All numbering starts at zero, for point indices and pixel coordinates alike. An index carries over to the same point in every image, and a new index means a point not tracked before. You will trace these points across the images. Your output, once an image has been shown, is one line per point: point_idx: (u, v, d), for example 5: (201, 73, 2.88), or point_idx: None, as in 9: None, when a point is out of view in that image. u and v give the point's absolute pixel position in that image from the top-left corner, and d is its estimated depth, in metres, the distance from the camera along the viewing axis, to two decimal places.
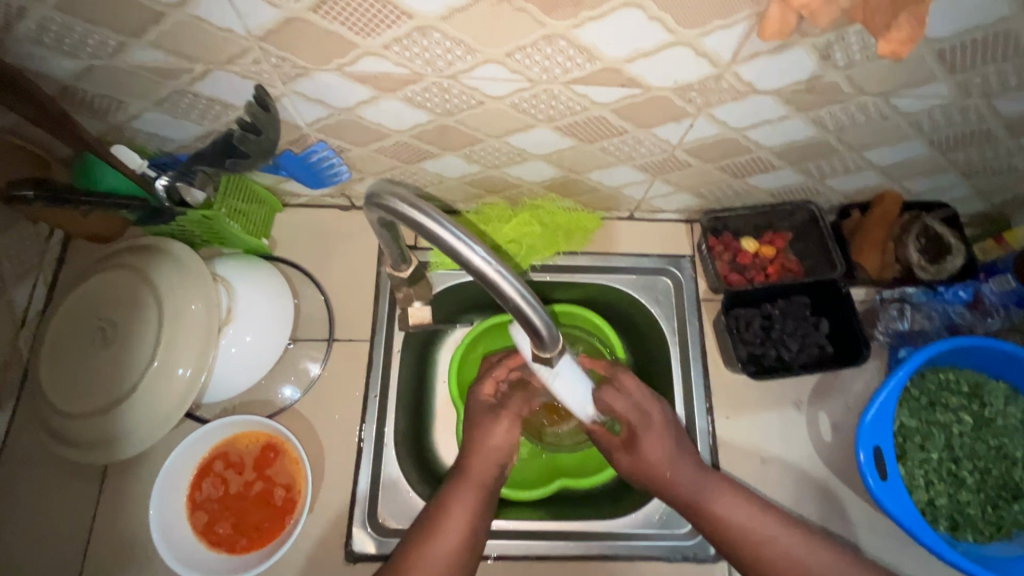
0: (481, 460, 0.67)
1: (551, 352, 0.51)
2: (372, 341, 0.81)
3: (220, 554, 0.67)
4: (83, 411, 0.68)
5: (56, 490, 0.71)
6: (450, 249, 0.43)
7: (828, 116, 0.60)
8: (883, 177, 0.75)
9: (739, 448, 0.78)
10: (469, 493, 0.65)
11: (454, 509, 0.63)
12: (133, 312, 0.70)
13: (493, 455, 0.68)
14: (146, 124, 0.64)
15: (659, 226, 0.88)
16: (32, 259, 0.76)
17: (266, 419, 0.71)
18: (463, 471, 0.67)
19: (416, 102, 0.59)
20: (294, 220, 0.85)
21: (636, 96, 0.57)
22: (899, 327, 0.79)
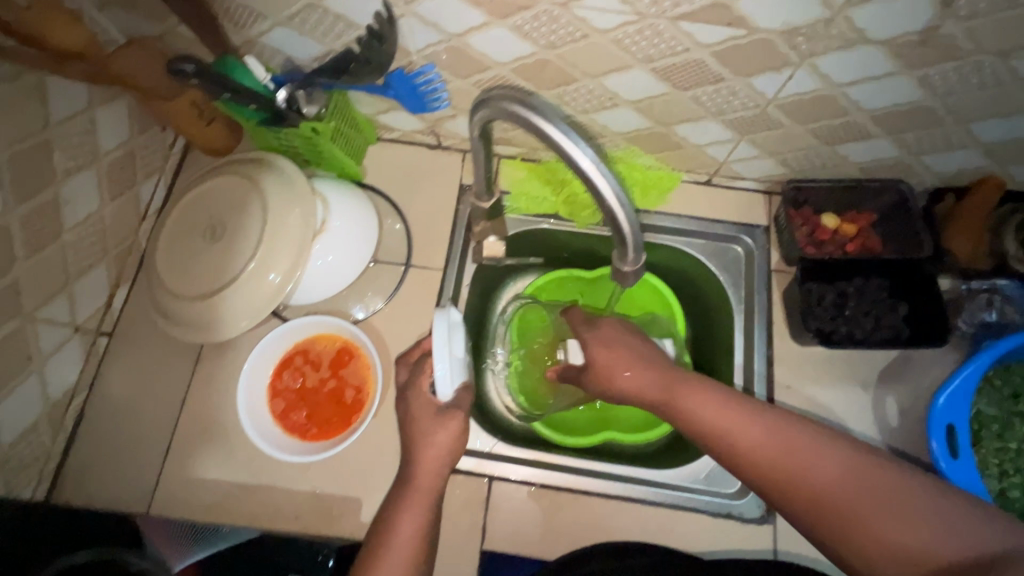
0: (422, 468, 0.65)
1: (633, 266, 0.53)
2: (444, 272, 0.85)
3: (293, 438, 0.73)
4: (189, 294, 0.76)
5: (155, 364, 0.79)
6: (554, 143, 0.46)
7: (938, 76, 0.59)
8: (986, 157, 0.72)
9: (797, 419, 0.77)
10: (418, 499, 0.63)
11: (404, 512, 0.62)
12: (241, 212, 0.77)
13: (438, 458, 0.66)
14: (274, 39, 0.71)
15: (737, 195, 0.87)
16: (156, 161, 0.85)
17: (346, 323, 0.76)
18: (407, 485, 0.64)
19: (524, 31, 0.62)
20: (384, 153, 0.91)
21: (740, 38, 0.58)
22: (985, 318, 0.76)
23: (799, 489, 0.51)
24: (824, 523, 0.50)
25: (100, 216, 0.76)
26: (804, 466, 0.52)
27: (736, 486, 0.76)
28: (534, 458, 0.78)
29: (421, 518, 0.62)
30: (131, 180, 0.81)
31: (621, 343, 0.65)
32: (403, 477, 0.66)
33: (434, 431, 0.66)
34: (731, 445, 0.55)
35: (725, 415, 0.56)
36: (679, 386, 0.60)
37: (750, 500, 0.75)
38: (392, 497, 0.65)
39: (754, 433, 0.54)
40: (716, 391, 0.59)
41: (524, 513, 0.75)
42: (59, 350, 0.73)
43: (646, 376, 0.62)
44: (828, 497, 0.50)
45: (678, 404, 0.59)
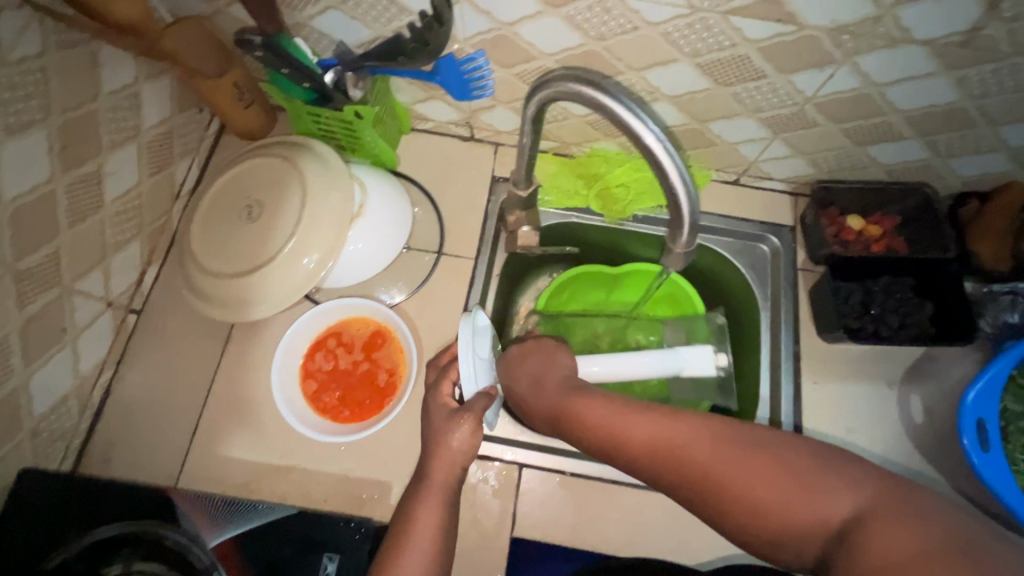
0: (436, 470, 0.62)
1: (686, 248, 0.54)
2: (475, 261, 0.86)
3: (325, 419, 0.73)
4: (224, 273, 0.76)
5: (185, 343, 0.78)
6: (622, 122, 0.47)
7: (975, 78, 0.61)
8: (1012, 162, 0.74)
9: (824, 414, 0.78)
10: (431, 500, 0.61)
11: (419, 511, 0.60)
12: (279, 193, 0.77)
13: (454, 458, 0.62)
14: (324, 23, 0.72)
15: (764, 195, 0.89)
16: (192, 142, 0.85)
17: (380, 306, 0.76)
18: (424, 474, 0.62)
19: (575, 22, 0.64)
20: (418, 143, 0.91)
21: (787, 34, 0.60)
22: (1008, 319, 0.77)
23: (702, 489, 0.48)
24: (724, 513, 0.48)
25: (136, 191, 0.76)
26: (699, 463, 0.48)
27: None
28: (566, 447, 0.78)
29: (436, 520, 0.59)
30: (167, 159, 0.81)
31: (524, 352, 0.66)
32: (415, 476, 0.63)
33: (446, 437, 0.62)
34: (628, 455, 0.52)
35: (604, 411, 0.54)
36: (570, 396, 0.57)
37: None
38: (409, 493, 0.63)
39: (647, 437, 0.51)
40: (603, 397, 0.55)
41: (552, 501, 0.75)
42: (90, 323, 0.73)
43: (535, 380, 0.62)
44: (725, 487, 0.47)
45: (575, 420, 0.55)
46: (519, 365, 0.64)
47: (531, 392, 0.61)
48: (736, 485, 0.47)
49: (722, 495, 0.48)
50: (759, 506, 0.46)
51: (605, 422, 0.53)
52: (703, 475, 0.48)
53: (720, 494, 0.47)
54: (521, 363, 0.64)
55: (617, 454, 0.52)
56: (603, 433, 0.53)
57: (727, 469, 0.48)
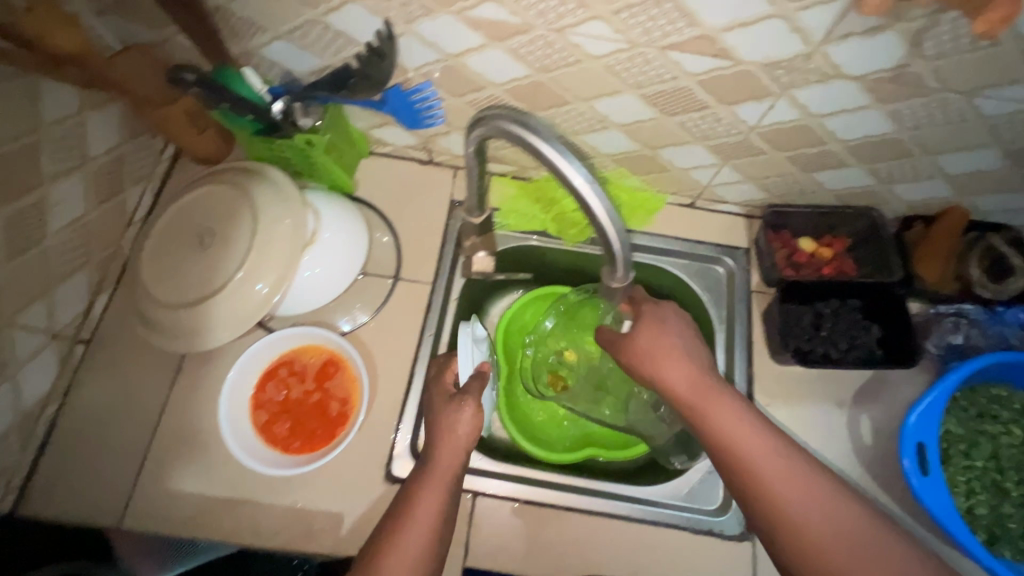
0: (440, 455, 0.63)
1: (622, 283, 0.55)
2: (433, 286, 0.86)
3: (273, 451, 0.72)
4: (172, 302, 0.75)
5: (134, 373, 0.77)
6: (549, 162, 0.48)
7: (907, 111, 0.63)
8: (953, 188, 0.76)
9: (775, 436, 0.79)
10: (436, 483, 0.61)
11: (423, 493, 0.61)
12: (230, 221, 0.76)
13: (458, 442, 0.64)
14: (272, 53, 0.71)
15: (719, 217, 0.90)
16: (146, 167, 0.84)
17: (332, 335, 0.76)
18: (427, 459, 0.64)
19: (520, 54, 0.64)
20: (376, 167, 0.91)
21: (724, 69, 0.61)
22: (952, 340, 0.78)
23: (785, 524, 0.53)
24: (770, 530, 0.54)
25: (84, 220, 0.75)
26: (773, 486, 0.54)
27: (717, 502, 0.77)
28: (521, 473, 0.78)
29: (439, 502, 0.60)
30: (117, 186, 0.80)
31: (658, 330, 0.64)
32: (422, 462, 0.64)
33: (454, 416, 0.66)
34: (727, 454, 0.57)
35: (740, 429, 0.57)
36: (712, 399, 0.59)
37: (731, 517, 0.76)
38: (411, 481, 0.63)
39: (752, 448, 0.56)
40: (744, 410, 0.59)
41: (506, 529, 0.74)
42: (34, 356, 0.71)
43: (678, 365, 0.61)
44: (785, 517, 0.53)
45: (703, 417, 0.59)
46: (639, 339, 0.64)
47: (678, 379, 0.61)
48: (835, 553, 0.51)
49: (773, 520, 0.54)
50: (811, 547, 0.52)
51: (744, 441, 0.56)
52: (775, 494, 0.54)
53: (773, 518, 0.54)
54: (665, 346, 0.63)
55: (710, 446, 0.58)
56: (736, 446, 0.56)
57: (797, 504, 0.53)
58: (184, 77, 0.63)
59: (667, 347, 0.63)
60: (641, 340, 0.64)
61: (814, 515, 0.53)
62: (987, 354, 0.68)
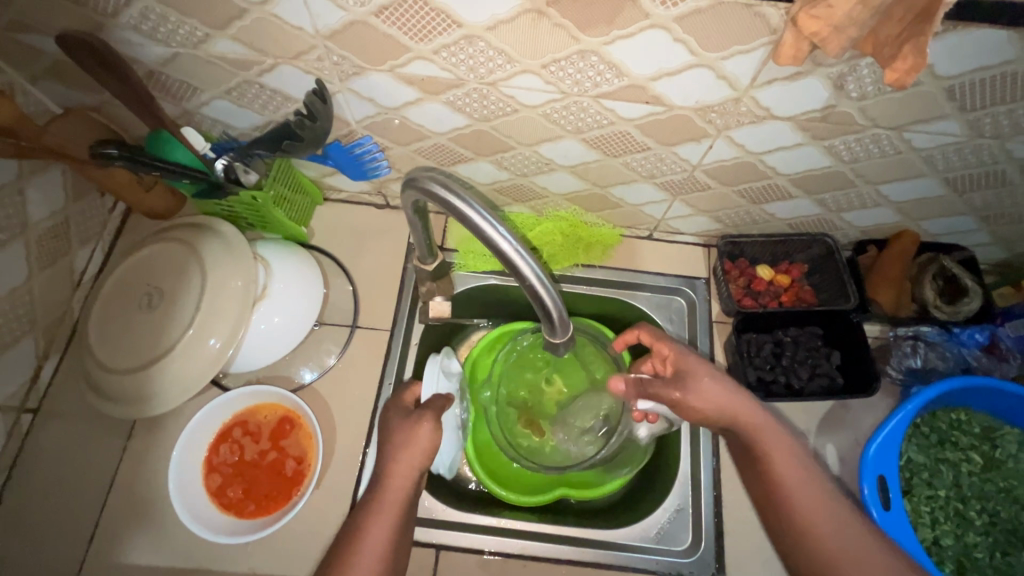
0: (395, 479, 0.62)
1: (562, 337, 0.55)
2: (392, 332, 0.85)
3: (228, 516, 0.71)
4: (119, 368, 0.73)
5: (84, 441, 0.75)
6: (475, 228, 0.48)
7: (843, 147, 0.63)
8: (899, 214, 0.76)
9: None
10: (387, 519, 0.60)
11: (372, 530, 0.59)
12: (177, 281, 0.74)
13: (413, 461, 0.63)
14: (213, 111, 0.71)
15: (677, 248, 0.90)
16: (95, 227, 0.83)
17: (285, 392, 0.75)
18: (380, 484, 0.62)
19: (457, 106, 0.64)
20: (332, 213, 0.91)
21: (659, 113, 0.61)
22: (910, 364, 0.78)
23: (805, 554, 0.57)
24: (793, 549, 0.58)
25: (28, 287, 0.73)
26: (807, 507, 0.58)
27: (686, 543, 0.75)
28: (485, 523, 0.76)
29: (388, 536, 0.59)
30: (65, 249, 0.78)
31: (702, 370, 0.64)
32: (372, 495, 0.62)
33: (412, 435, 0.64)
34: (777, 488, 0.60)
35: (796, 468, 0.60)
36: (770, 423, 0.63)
37: (700, 557, 0.74)
38: (364, 505, 0.62)
39: (791, 473, 0.60)
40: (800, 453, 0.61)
41: None
42: None
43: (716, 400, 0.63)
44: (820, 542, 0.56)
45: (760, 435, 0.62)
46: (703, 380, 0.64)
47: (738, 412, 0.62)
48: None
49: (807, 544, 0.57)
50: None
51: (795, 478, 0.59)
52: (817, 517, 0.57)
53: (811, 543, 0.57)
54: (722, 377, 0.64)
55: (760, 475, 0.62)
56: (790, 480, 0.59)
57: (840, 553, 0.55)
58: (108, 152, 0.61)
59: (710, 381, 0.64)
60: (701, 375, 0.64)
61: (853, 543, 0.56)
62: (951, 378, 0.69)
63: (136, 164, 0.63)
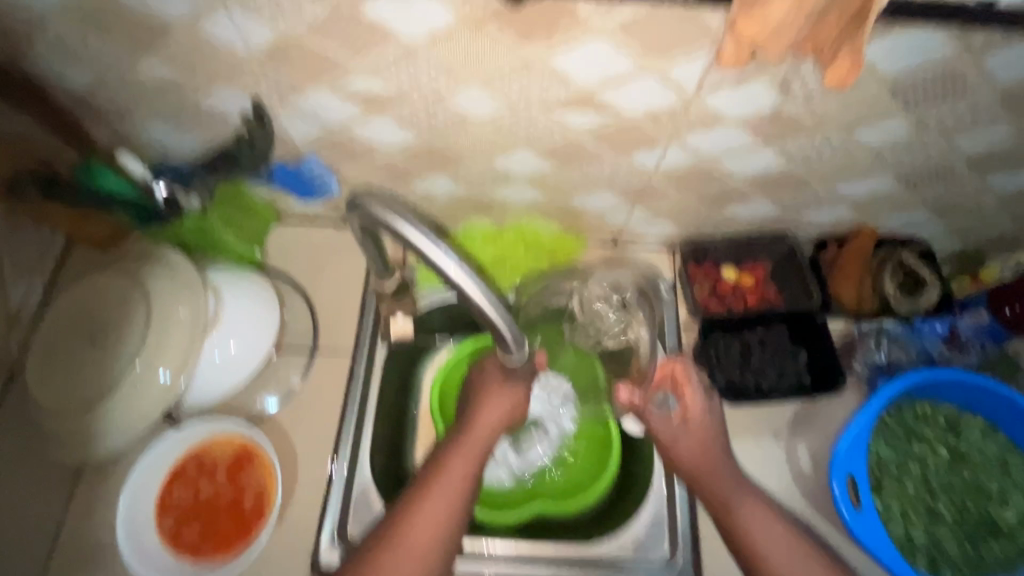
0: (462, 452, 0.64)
1: (519, 356, 0.54)
2: (354, 355, 0.82)
3: (184, 560, 0.67)
4: (61, 411, 0.68)
5: (27, 489, 0.71)
6: (418, 250, 0.46)
7: (795, 148, 0.63)
8: (857, 211, 0.77)
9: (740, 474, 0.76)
10: (443, 492, 0.62)
11: (431, 499, 0.61)
12: (122, 315, 0.70)
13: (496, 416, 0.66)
14: (151, 135, 0.68)
15: (642, 254, 0.89)
16: (31, 261, 0.78)
17: (242, 424, 0.72)
18: (452, 449, 0.65)
19: (404, 122, 0.62)
20: (287, 235, 0.88)
21: (610, 122, 0.60)
22: (876, 359, 0.79)
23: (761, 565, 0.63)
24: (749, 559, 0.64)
25: None
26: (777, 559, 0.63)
27: (662, 554, 0.74)
28: (456, 547, 0.74)
29: (450, 507, 0.61)
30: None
31: (704, 424, 0.72)
32: (432, 468, 0.64)
33: (489, 394, 0.67)
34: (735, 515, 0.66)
35: (757, 510, 0.66)
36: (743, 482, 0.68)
37: (678, 568, 0.73)
38: (433, 466, 0.64)
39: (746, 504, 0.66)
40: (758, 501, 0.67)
41: None
42: None
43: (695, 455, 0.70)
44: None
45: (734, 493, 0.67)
46: (692, 436, 0.71)
47: (706, 467, 0.69)
48: None
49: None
50: None
51: (751, 513, 0.66)
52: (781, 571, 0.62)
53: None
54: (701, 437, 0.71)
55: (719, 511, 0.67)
56: (747, 517, 0.65)
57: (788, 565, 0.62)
58: None
59: (701, 431, 0.72)
60: (692, 441, 0.71)
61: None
62: (916, 371, 0.69)
63: None
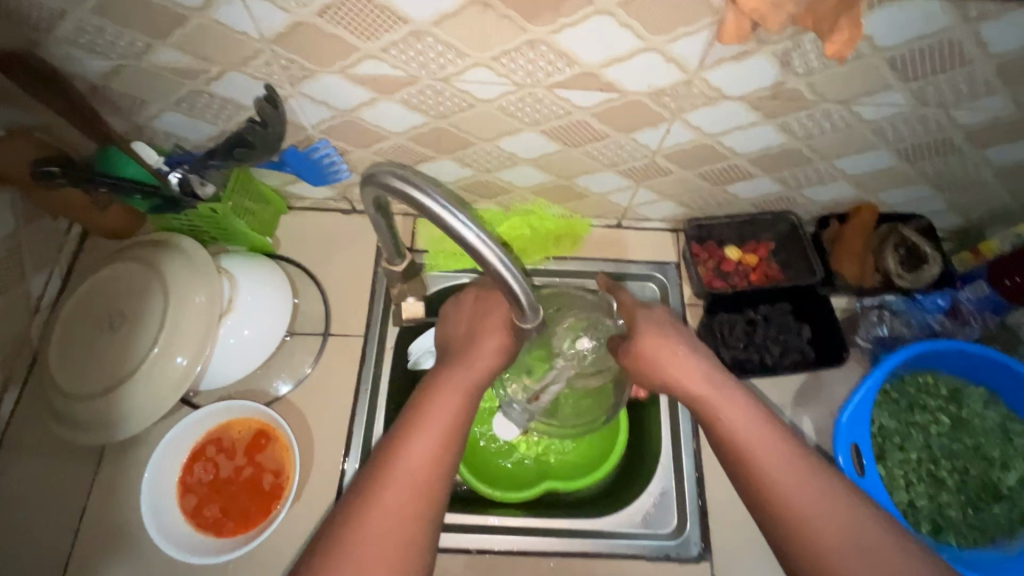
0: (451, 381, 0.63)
1: (535, 322, 0.56)
2: (365, 339, 0.84)
3: (207, 536, 0.69)
4: (83, 395, 0.70)
5: (55, 473, 0.73)
6: (437, 220, 0.47)
7: (796, 123, 0.64)
8: (858, 187, 0.78)
9: None
10: (437, 413, 0.60)
11: (425, 422, 0.59)
12: (140, 301, 0.72)
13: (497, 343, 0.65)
14: (164, 124, 0.70)
15: (647, 235, 0.90)
16: (50, 252, 0.80)
17: (259, 405, 0.73)
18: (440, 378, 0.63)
19: (413, 104, 0.64)
20: (297, 223, 0.89)
21: (615, 100, 0.61)
22: (878, 333, 0.81)
23: (746, 463, 0.58)
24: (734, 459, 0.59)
25: None
26: (756, 450, 0.58)
27: (672, 526, 0.76)
28: (469, 522, 0.76)
29: (443, 428, 0.59)
30: (19, 277, 0.75)
31: (654, 321, 0.68)
32: (421, 397, 0.62)
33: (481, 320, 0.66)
34: (712, 414, 0.61)
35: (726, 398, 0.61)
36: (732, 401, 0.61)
37: (687, 538, 0.75)
38: (422, 395, 0.63)
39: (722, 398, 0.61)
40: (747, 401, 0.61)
41: None
42: None
43: (658, 347, 0.66)
44: (817, 532, 0.53)
45: (726, 416, 0.60)
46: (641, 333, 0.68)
47: (670, 361, 0.65)
48: (776, 478, 0.56)
49: (801, 536, 0.54)
50: (767, 484, 0.56)
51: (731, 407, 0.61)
52: (766, 463, 0.57)
53: (803, 539, 0.53)
54: (662, 344, 0.66)
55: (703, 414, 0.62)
56: (715, 403, 0.61)
57: (772, 457, 0.57)
58: (48, 172, 0.62)
59: (655, 327, 0.68)
60: (644, 337, 0.67)
61: (849, 533, 0.53)
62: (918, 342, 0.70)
63: (79, 181, 0.63)
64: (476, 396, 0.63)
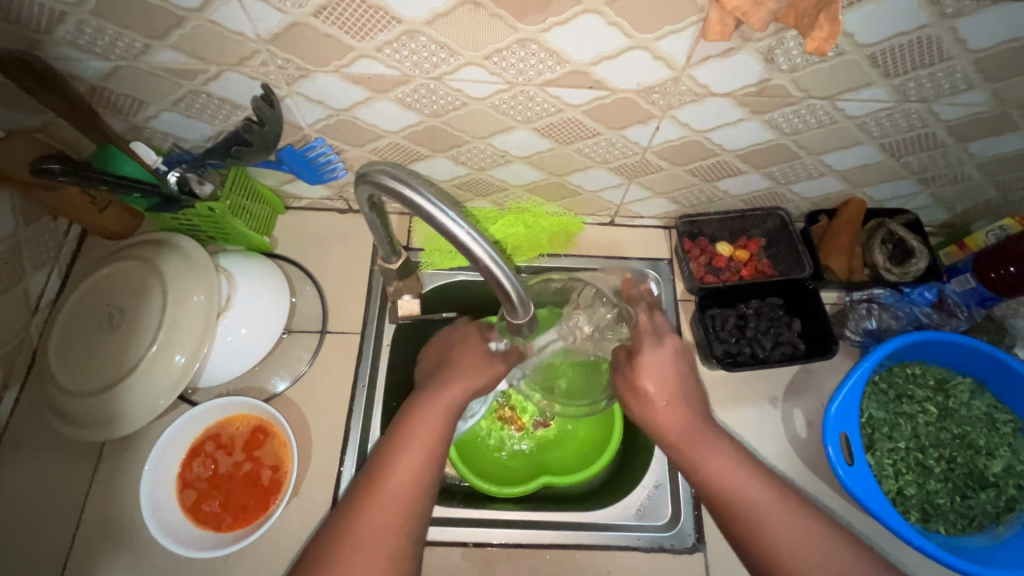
0: (432, 406, 0.63)
1: (525, 317, 0.56)
2: (362, 336, 0.85)
3: (205, 530, 0.70)
4: (82, 392, 0.71)
5: (55, 470, 0.74)
6: (427, 216, 0.48)
7: (782, 119, 0.66)
8: (845, 182, 0.79)
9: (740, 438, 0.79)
10: (420, 437, 0.61)
11: (406, 449, 0.60)
12: (139, 299, 0.73)
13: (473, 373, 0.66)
14: (162, 124, 0.71)
15: (639, 232, 0.91)
16: (50, 252, 0.81)
17: (257, 401, 0.74)
18: (421, 404, 0.64)
19: (407, 103, 0.65)
20: (294, 222, 0.91)
21: (604, 98, 0.63)
22: (867, 326, 0.81)
23: (727, 501, 0.59)
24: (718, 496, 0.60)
25: None
26: (743, 486, 0.59)
27: (666, 517, 0.77)
28: (466, 515, 0.77)
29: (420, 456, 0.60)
30: (19, 276, 0.76)
31: (653, 351, 0.67)
32: (401, 423, 0.63)
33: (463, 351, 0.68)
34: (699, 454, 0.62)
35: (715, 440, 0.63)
36: (702, 443, 0.63)
37: (682, 529, 0.76)
38: (400, 423, 0.63)
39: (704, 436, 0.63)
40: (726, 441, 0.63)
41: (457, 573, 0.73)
42: None
43: (655, 384, 0.66)
44: (785, 558, 0.55)
45: (701, 458, 0.62)
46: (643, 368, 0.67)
47: (665, 402, 0.65)
48: (758, 512, 0.58)
49: (770, 559, 0.56)
50: (749, 517, 0.58)
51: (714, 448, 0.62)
52: (748, 497, 0.58)
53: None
54: (662, 380, 0.66)
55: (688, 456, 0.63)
56: (698, 447, 0.62)
57: (752, 491, 0.59)
58: (48, 168, 0.60)
59: (654, 362, 0.67)
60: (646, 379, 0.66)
61: (819, 556, 0.55)
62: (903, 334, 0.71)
63: (79, 178, 0.62)
64: (455, 415, 0.64)
